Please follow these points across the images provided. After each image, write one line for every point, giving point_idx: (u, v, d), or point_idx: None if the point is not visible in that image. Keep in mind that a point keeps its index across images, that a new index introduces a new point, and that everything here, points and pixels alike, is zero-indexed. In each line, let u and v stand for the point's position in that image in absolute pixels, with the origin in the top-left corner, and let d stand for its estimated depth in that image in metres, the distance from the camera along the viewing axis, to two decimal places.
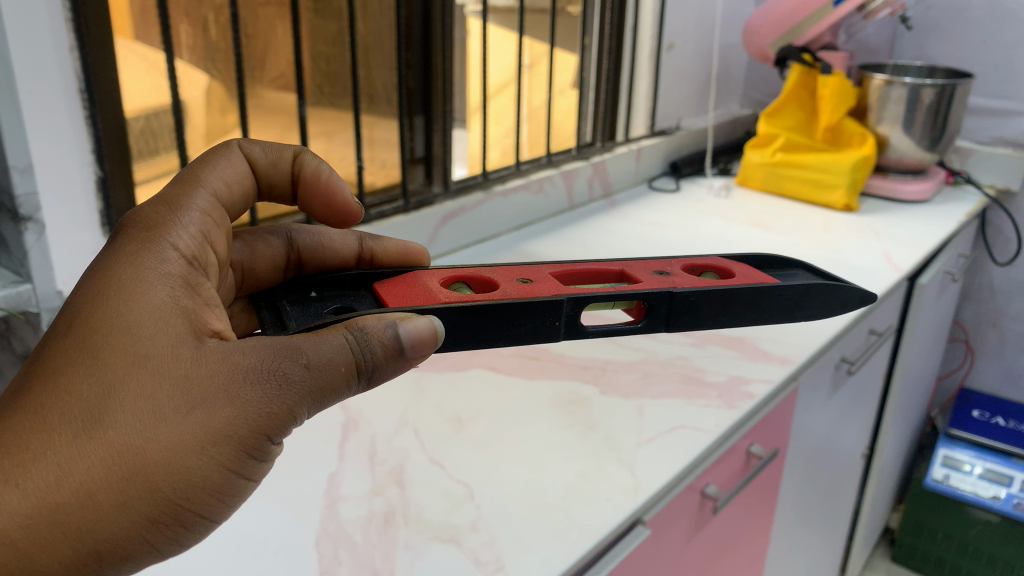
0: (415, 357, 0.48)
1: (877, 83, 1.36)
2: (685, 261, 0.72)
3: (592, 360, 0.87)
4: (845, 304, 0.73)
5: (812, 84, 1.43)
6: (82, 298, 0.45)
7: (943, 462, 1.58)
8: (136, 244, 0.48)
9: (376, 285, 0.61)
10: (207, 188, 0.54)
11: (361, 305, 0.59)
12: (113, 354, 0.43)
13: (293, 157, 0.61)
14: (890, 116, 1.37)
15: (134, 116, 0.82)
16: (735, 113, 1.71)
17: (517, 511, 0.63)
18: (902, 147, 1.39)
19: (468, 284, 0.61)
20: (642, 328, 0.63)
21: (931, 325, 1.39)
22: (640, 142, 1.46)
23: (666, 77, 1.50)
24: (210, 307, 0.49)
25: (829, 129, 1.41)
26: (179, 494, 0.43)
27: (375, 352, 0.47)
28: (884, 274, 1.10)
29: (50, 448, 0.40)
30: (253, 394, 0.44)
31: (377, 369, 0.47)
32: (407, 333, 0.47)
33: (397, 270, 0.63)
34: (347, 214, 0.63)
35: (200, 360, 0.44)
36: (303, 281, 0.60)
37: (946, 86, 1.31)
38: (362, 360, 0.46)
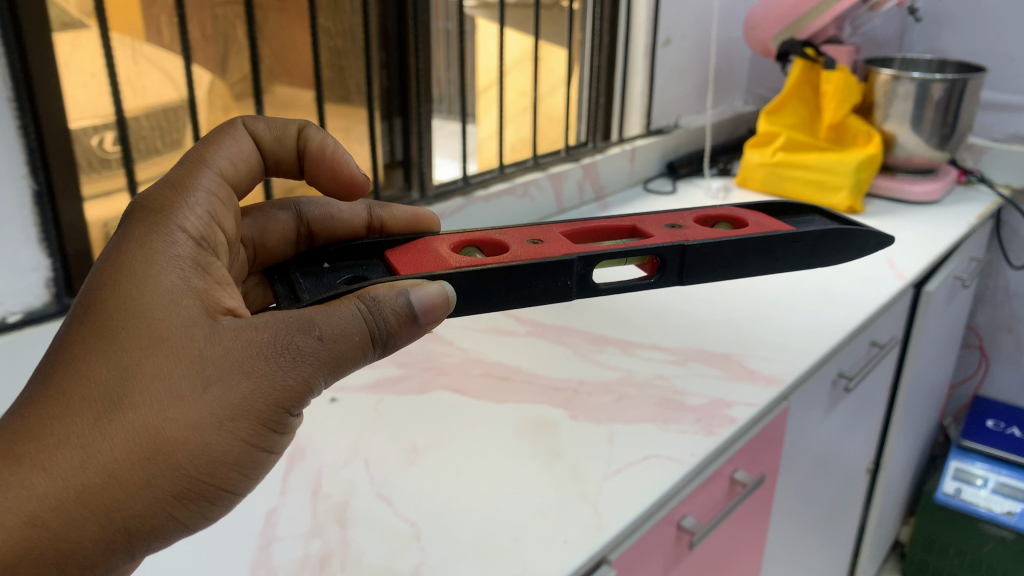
0: (427, 322, 0.51)
1: (883, 79, 1.35)
2: (697, 213, 0.79)
3: (569, 367, 0.86)
4: (862, 249, 0.78)
5: (815, 80, 1.40)
6: (96, 286, 0.47)
7: (955, 476, 1.58)
8: (145, 228, 0.50)
9: (387, 252, 0.67)
10: (212, 168, 0.55)
11: (372, 274, 0.64)
12: (129, 338, 0.45)
13: (298, 132, 0.61)
14: (897, 113, 1.35)
15: (78, 125, 0.78)
16: (739, 112, 1.69)
17: (465, 557, 0.60)
18: (910, 146, 1.37)
19: (480, 248, 0.68)
20: (655, 282, 0.71)
21: (938, 336, 1.37)
22: (635, 142, 1.45)
23: (662, 75, 1.48)
24: (222, 287, 0.51)
25: (833, 127, 1.39)
26: (202, 470, 0.45)
27: (389, 319, 0.49)
28: (888, 282, 1.10)
29: (73, 432, 0.42)
30: (268, 369, 0.46)
31: (391, 336, 0.50)
32: (418, 299, 0.50)
33: (408, 237, 0.68)
34: (354, 186, 0.62)
35: (214, 340, 0.46)
36: (316, 254, 0.65)
37: (955, 82, 1.30)
38: (375, 329, 0.49)
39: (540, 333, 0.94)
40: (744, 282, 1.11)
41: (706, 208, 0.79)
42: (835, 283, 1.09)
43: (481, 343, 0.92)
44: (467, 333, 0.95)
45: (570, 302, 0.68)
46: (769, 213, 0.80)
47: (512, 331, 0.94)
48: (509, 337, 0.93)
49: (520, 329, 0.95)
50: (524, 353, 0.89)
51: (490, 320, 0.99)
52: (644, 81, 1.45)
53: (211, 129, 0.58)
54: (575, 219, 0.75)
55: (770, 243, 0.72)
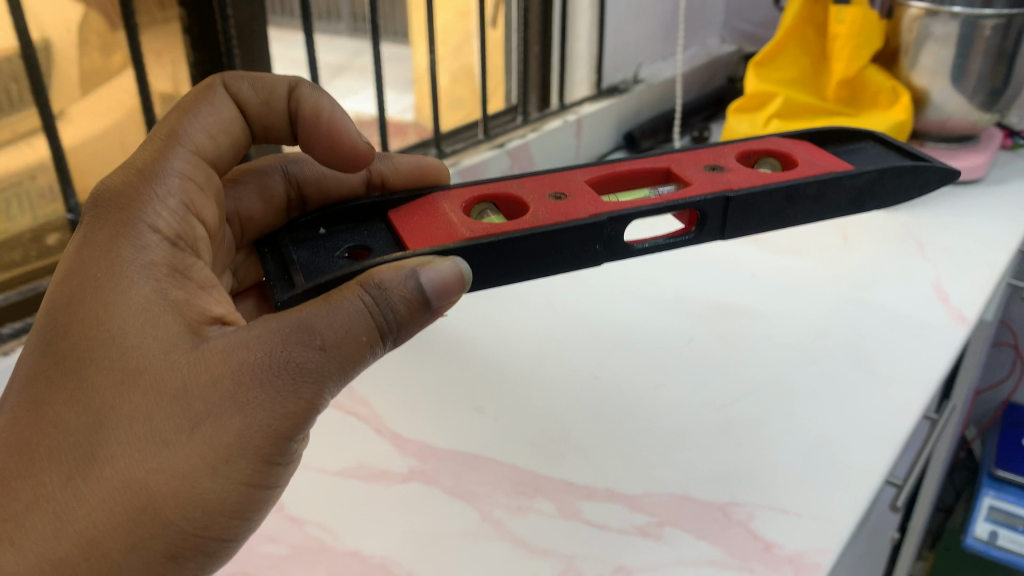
0: (440, 305, 0.43)
1: (913, 14, 0.91)
2: (740, 147, 0.72)
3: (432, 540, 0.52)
4: (924, 187, 0.70)
5: (821, 18, 0.99)
6: (61, 308, 0.41)
7: (989, 517, 1.11)
8: (109, 231, 0.43)
9: (391, 213, 0.61)
10: (186, 144, 0.47)
11: (375, 247, 0.58)
12: (102, 374, 0.39)
13: (289, 92, 0.52)
14: (930, 64, 0.92)
15: None
16: (714, 51, 1.27)
17: None
18: (948, 107, 0.94)
19: (493, 206, 0.62)
20: (693, 238, 0.63)
21: (977, 366, 0.96)
22: (580, 111, 1.05)
23: (618, 14, 1.08)
24: (205, 291, 0.44)
25: (845, 84, 0.97)
26: (195, 524, 0.39)
27: (398, 309, 0.42)
28: (935, 333, 0.69)
29: (43, 495, 0.37)
30: (264, 396, 0.40)
31: (402, 327, 0.43)
32: (431, 281, 0.43)
33: (413, 193, 0.63)
34: (356, 159, 0.51)
35: (200, 365, 0.40)
36: (312, 219, 0.59)
37: (1013, 17, 0.87)
38: (384, 321, 0.42)
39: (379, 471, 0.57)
40: (729, 305, 0.74)
41: (751, 141, 0.73)
42: (868, 321, 0.70)
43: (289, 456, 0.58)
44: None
45: (598, 266, 0.61)
46: (817, 144, 0.73)
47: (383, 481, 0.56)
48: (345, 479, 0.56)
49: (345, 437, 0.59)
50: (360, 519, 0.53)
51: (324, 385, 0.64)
52: (591, 27, 1.05)
53: (187, 92, 0.50)
54: (604, 158, 0.69)
55: (824, 187, 0.64)
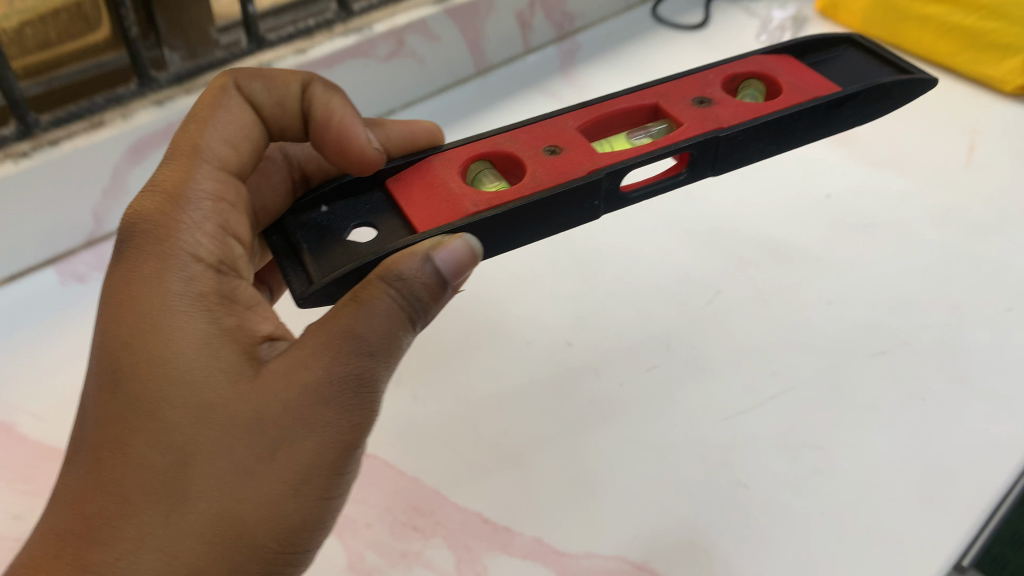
0: (457, 283, 0.48)
1: None
2: (725, 70, 0.74)
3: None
4: (900, 99, 0.73)
5: None
6: (122, 348, 0.43)
7: None
8: (153, 264, 0.45)
9: (389, 183, 0.64)
10: (209, 160, 0.49)
11: (381, 222, 0.61)
12: (178, 412, 0.42)
13: (301, 89, 0.53)
14: None
15: None
16: None
17: None
18: None
19: (489, 165, 0.65)
20: (685, 179, 0.67)
21: None
22: None
23: None
24: (251, 311, 0.47)
25: None
26: (285, 542, 0.43)
27: (424, 298, 0.47)
28: None
29: (146, 533, 0.40)
30: (330, 413, 0.44)
31: (427, 313, 0.48)
32: (448, 268, 0.48)
33: (409, 158, 0.65)
34: (365, 163, 0.52)
35: (268, 391, 0.43)
36: (313, 197, 0.62)
37: None
38: (414, 312, 0.47)
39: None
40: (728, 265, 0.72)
41: (733, 62, 0.75)
42: (972, 305, 0.66)
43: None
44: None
45: (599, 217, 0.64)
46: (794, 58, 0.75)
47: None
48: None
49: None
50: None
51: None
52: None
53: (201, 98, 0.51)
54: (590, 100, 0.71)
55: (803, 116, 0.67)
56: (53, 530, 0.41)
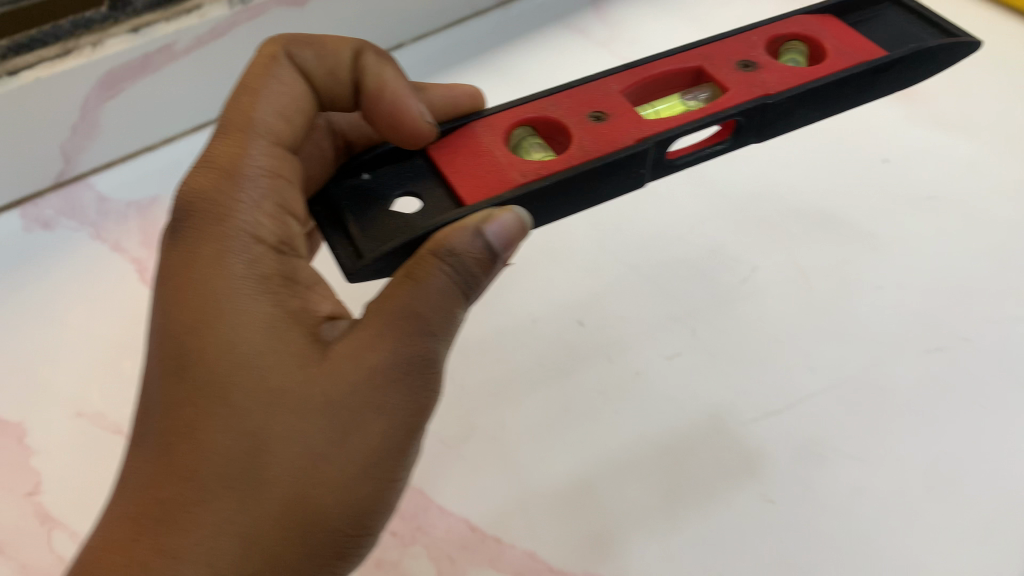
0: (507, 256, 0.47)
1: None
2: (767, 31, 0.72)
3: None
4: (945, 61, 0.71)
5: None
6: (188, 332, 0.43)
7: None
8: (215, 245, 0.44)
9: (431, 151, 0.62)
10: (263, 134, 0.47)
11: (426, 189, 0.60)
12: (249, 399, 0.42)
13: (353, 57, 0.52)
14: None
15: None
16: None
17: None
18: None
19: (532, 131, 0.63)
20: (730, 146, 0.66)
21: None
22: None
23: None
24: (311, 291, 0.47)
25: None
26: (357, 525, 0.43)
27: (475, 272, 0.47)
28: None
29: (223, 520, 0.40)
30: (397, 396, 0.44)
31: (479, 286, 0.48)
32: (500, 241, 0.48)
33: (450, 124, 0.64)
34: (416, 136, 0.51)
35: (337, 377, 0.43)
36: (354, 166, 0.61)
37: None
38: (468, 287, 0.47)
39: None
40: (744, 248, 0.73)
41: (775, 22, 0.73)
42: None
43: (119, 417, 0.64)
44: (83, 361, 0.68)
45: (644, 185, 0.64)
46: (836, 18, 0.73)
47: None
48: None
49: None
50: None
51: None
52: None
53: (250, 66, 0.49)
54: (632, 61, 0.69)
55: (850, 81, 0.66)
56: (126, 514, 0.41)
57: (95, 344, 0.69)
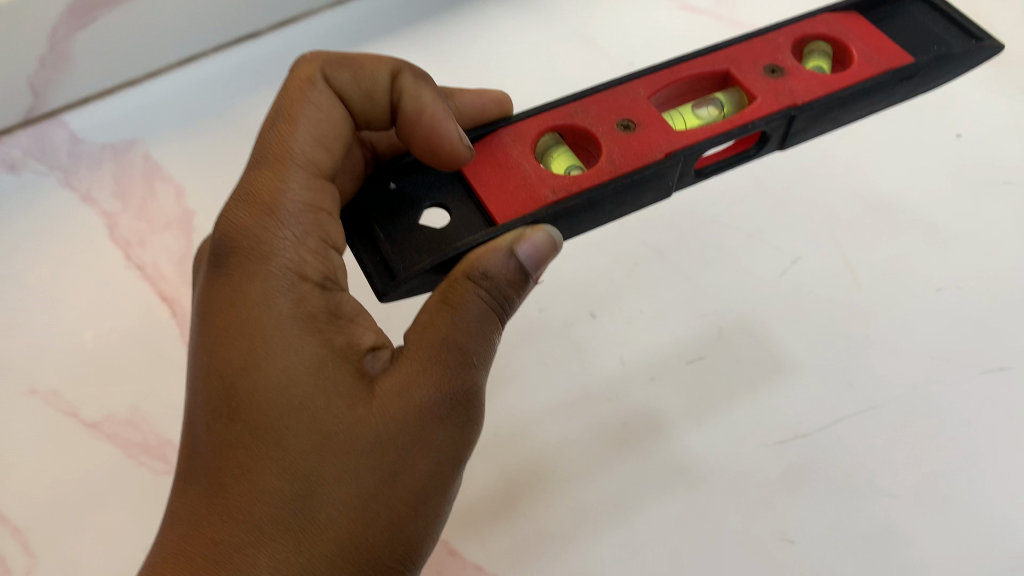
0: (537, 274, 0.50)
1: None
2: (793, 31, 0.72)
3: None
4: (968, 65, 0.71)
5: None
6: (237, 372, 0.43)
7: None
8: (260, 283, 0.44)
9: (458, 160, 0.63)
10: (302, 163, 0.47)
11: (450, 197, 0.61)
12: (300, 439, 0.42)
13: (391, 78, 0.51)
14: None
15: None
16: None
17: None
18: None
19: (559, 139, 0.64)
20: (755, 154, 0.66)
21: None
22: None
23: None
24: (355, 324, 0.47)
25: None
26: (407, 560, 0.44)
27: (507, 294, 0.49)
28: None
29: (278, 562, 0.41)
30: (444, 432, 0.45)
31: (511, 306, 0.50)
32: (529, 260, 0.50)
33: (478, 131, 0.64)
34: (454, 158, 0.50)
35: (386, 415, 0.44)
36: (382, 177, 0.61)
37: None
38: (501, 310, 0.49)
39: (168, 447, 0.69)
40: (751, 258, 0.78)
41: (801, 21, 0.72)
42: None
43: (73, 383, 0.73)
44: (47, 323, 0.76)
45: (670, 195, 0.64)
46: (863, 16, 0.73)
47: (150, 470, 0.68)
48: (107, 442, 0.69)
49: (118, 410, 0.71)
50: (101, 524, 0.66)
51: (148, 304, 0.77)
52: None
53: (288, 89, 0.49)
54: (659, 64, 0.69)
55: (875, 91, 0.66)
56: (179, 552, 0.41)
57: (59, 306, 0.77)
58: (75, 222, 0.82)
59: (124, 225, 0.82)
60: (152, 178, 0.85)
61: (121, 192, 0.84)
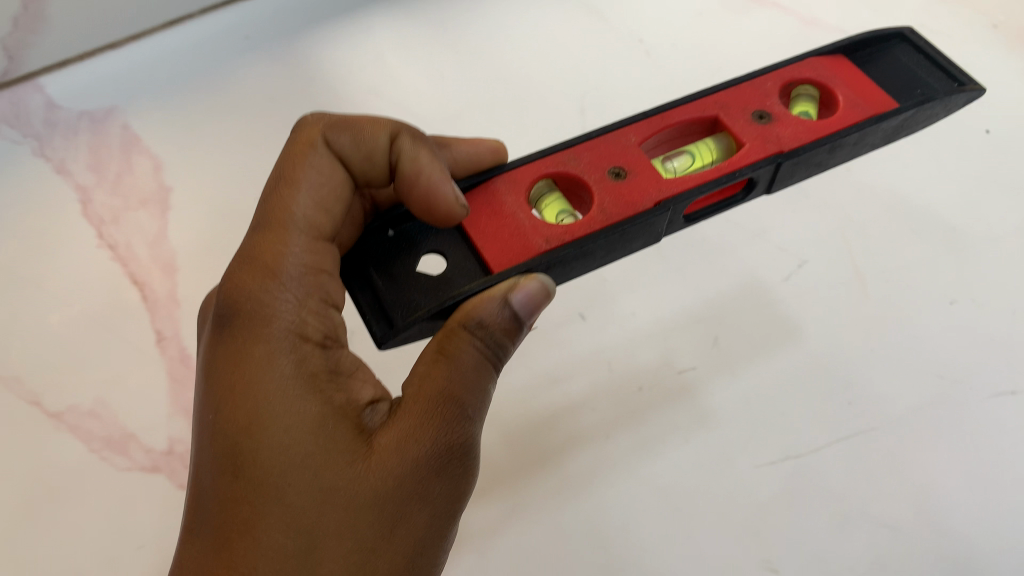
0: (531, 320, 0.52)
1: None
2: (781, 76, 0.74)
3: (127, 536, 0.72)
4: (949, 108, 0.73)
5: None
6: (240, 431, 0.45)
7: None
8: (262, 344, 0.47)
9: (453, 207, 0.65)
10: (301, 228, 0.51)
11: (445, 243, 0.63)
12: (301, 497, 0.44)
13: (389, 142, 0.56)
14: None
15: None
16: None
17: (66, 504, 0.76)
18: None
19: (552, 186, 0.66)
20: (743, 200, 0.68)
21: None
22: None
23: None
24: (353, 379, 0.50)
25: None
26: None
27: (502, 343, 0.51)
28: None
29: None
30: (439, 486, 0.47)
31: (505, 355, 0.53)
32: (523, 309, 0.52)
33: (473, 179, 0.66)
34: (450, 217, 0.54)
35: (384, 471, 0.46)
36: (379, 224, 0.63)
37: None
38: (496, 360, 0.51)
39: (130, 440, 0.77)
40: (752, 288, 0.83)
41: (789, 66, 0.75)
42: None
43: (44, 353, 0.83)
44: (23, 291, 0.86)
45: (659, 240, 0.66)
46: (849, 60, 0.75)
47: (112, 465, 0.76)
48: (69, 431, 0.77)
49: (83, 402, 0.79)
50: (62, 511, 0.74)
51: (117, 286, 0.87)
52: None
53: (292, 153, 0.54)
54: (652, 109, 0.71)
55: (859, 136, 0.67)
56: None
57: (39, 283, 0.87)
58: (49, 185, 0.94)
59: (97, 204, 0.93)
60: (127, 152, 0.98)
61: (94, 166, 0.96)
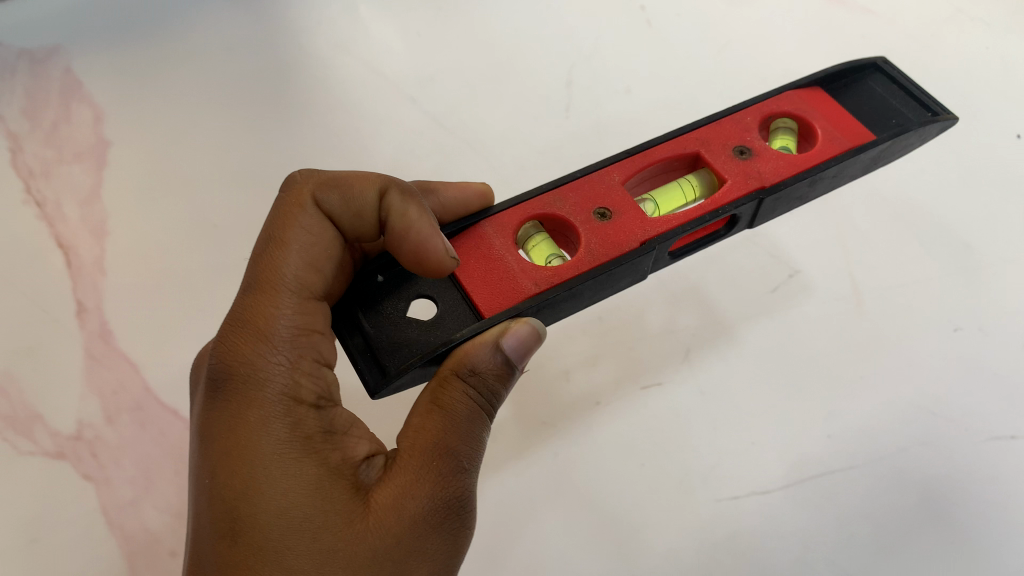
0: (522, 364, 0.60)
1: None
2: (761, 109, 0.77)
3: (26, 529, 0.95)
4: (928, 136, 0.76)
5: None
6: (240, 500, 0.52)
7: None
8: (259, 414, 0.54)
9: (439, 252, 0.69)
10: (291, 289, 0.59)
11: (434, 288, 0.67)
12: (302, 560, 0.52)
13: (378, 196, 0.65)
14: None
15: None
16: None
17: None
18: None
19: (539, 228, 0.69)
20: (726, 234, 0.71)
21: None
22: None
23: None
24: (347, 437, 0.58)
25: None
26: None
27: (495, 390, 0.60)
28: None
29: None
30: (434, 541, 0.55)
31: (497, 404, 0.61)
32: (515, 351, 0.60)
33: (459, 224, 0.70)
34: (441, 267, 0.64)
35: (383, 529, 0.54)
36: (368, 270, 0.67)
37: None
38: (489, 412, 0.60)
39: (35, 422, 1.02)
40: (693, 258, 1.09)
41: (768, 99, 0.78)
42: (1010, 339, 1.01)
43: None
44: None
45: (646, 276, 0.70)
46: (828, 92, 0.78)
47: (20, 445, 1.00)
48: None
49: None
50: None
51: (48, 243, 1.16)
52: None
53: (284, 211, 0.63)
54: (635, 147, 0.74)
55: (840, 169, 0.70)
56: None
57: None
58: None
59: (30, 152, 1.24)
60: (67, 101, 1.29)
61: (29, 112, 1.27)
